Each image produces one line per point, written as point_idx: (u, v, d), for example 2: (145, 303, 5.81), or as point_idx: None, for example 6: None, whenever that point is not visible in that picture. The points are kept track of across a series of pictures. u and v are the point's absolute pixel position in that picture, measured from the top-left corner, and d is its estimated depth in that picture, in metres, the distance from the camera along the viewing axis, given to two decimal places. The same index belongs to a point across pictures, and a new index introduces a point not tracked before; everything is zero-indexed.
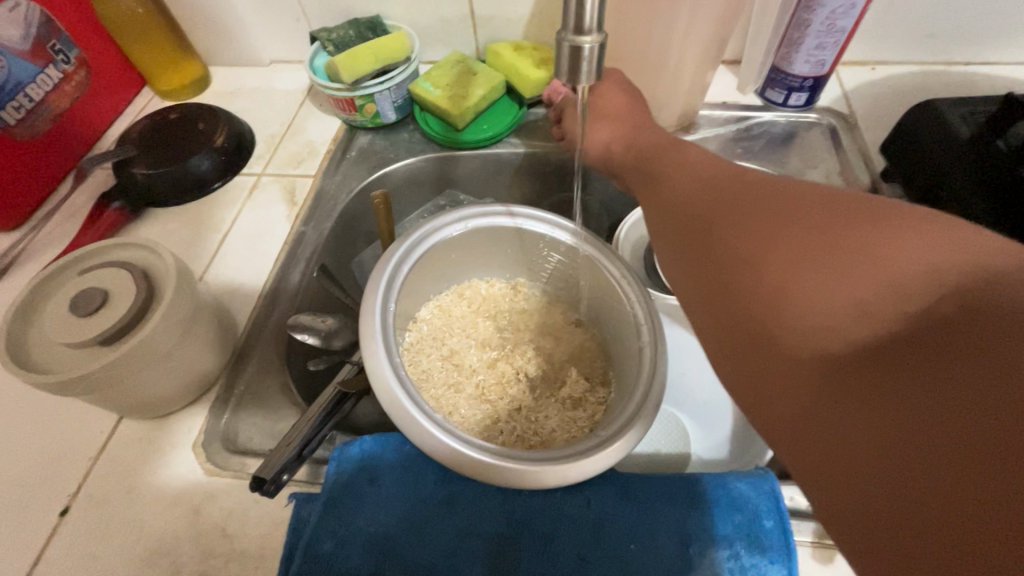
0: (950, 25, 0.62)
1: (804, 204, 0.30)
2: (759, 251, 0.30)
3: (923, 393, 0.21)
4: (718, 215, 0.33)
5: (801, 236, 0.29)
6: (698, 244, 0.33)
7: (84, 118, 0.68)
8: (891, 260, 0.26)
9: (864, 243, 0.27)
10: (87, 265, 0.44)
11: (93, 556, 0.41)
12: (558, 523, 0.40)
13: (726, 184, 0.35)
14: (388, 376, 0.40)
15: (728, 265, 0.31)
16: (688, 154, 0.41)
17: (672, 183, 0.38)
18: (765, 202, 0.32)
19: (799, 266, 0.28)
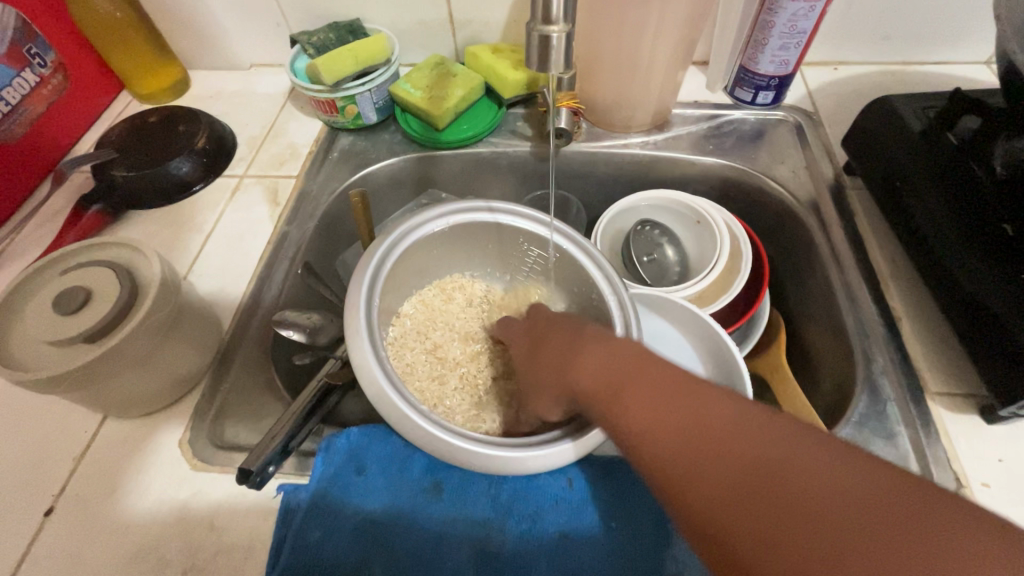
0: (906, 26, 0.66)
1: (806, 446, 0.26)
2: (787, 522, 0.24)
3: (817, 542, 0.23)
4: (716, 470, 0.27)
5: (834, 499, 0.24)
6: (705, 507, 0.27)
7: (62, 122, 0.68)
8: (932, 524, 0.22)
9: (898, 504, 0.23)
10: (68, 265, 0.45)
11: (79, 555, 0.40)
12: (542, 506, 0.41)
13: (700, 418, 0.30)
14: (374, 370, 0.41)
15: (754, 536, 0.25)
16: (597, 354, 0.37)
17: (631, 409, 0.33)
18: (763, 455, 0.26)
19: (845, 544, 0.22)
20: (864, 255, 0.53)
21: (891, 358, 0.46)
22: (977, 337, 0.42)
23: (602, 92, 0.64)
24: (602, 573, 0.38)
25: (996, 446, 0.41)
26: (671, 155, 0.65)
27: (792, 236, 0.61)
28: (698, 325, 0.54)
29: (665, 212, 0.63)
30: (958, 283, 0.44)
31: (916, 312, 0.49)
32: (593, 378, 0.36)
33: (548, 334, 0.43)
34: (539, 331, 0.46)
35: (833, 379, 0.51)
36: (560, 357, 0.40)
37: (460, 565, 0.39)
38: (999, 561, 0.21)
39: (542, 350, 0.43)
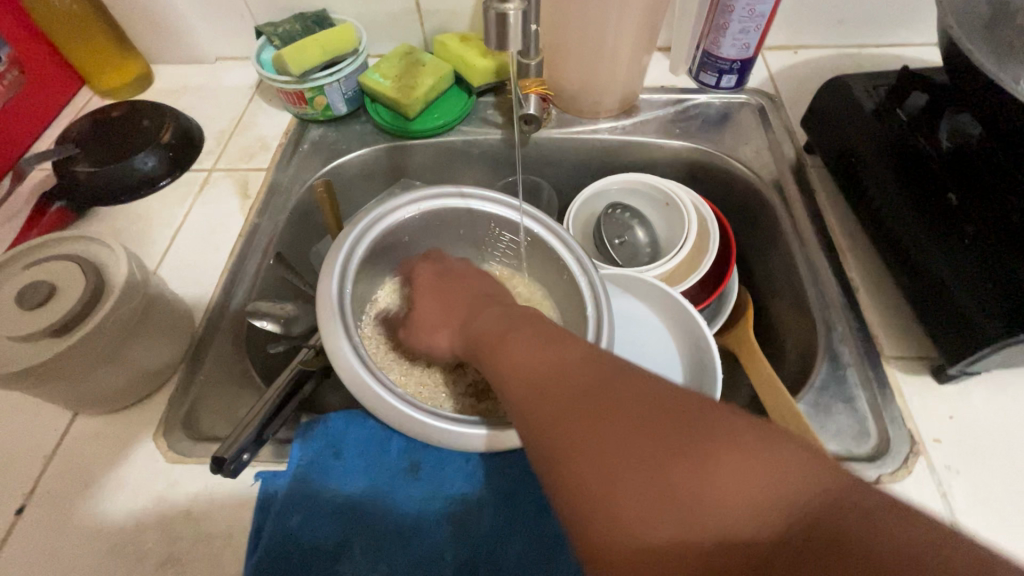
0: (861, 10, 0.68)
1: (636, 384, 0.28)
2: (590, 422, 0.27)
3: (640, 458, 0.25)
4: (550, 389, 0.30)
5: (636, 404, 0.27)
6: (535, 420, 0.30)
7: (19, 119, 0.67)
8: (695, 415, 0.26)
9: (676, 404, 0.27)
10: (29, 260, 0.44)
11: (53, 551, 0.40)
12: (518, 480, 0.42)
13: (552, 357, 0.32)
14: (348, 355, 0.42)
15: (566, 446, 0.27)
16: (488, 313, 0.42)
17: (500, 352, 0.36)
18: (588, 377, 0.30)
19: (645, 438, 0.26)
20: (825, 230, 0.55)
21: (850, 326, 0.49)
22: (926, 301, 0.44)
23: (570, 78, 0.65)
24: (575, 541, 0.40)
25: (948, 405, 0.43)
26: (639, 140, 0.66)
27: (757, 214, 0.62)
28: (670, 302, 0.55)
29: (636, 194, 0.65)
30: (907, 251, 0.46)
31: (872, 282, 0.51)
32: (498, 336, 0.38)
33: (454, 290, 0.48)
34: (444, 289, 0.50)
35: (798, 350, 0.53)
36: (462, 320, 0.44)
37: (440, 540, 0.39)
38: (753, 444, 0.25)
39: (452, 300, 0.48)
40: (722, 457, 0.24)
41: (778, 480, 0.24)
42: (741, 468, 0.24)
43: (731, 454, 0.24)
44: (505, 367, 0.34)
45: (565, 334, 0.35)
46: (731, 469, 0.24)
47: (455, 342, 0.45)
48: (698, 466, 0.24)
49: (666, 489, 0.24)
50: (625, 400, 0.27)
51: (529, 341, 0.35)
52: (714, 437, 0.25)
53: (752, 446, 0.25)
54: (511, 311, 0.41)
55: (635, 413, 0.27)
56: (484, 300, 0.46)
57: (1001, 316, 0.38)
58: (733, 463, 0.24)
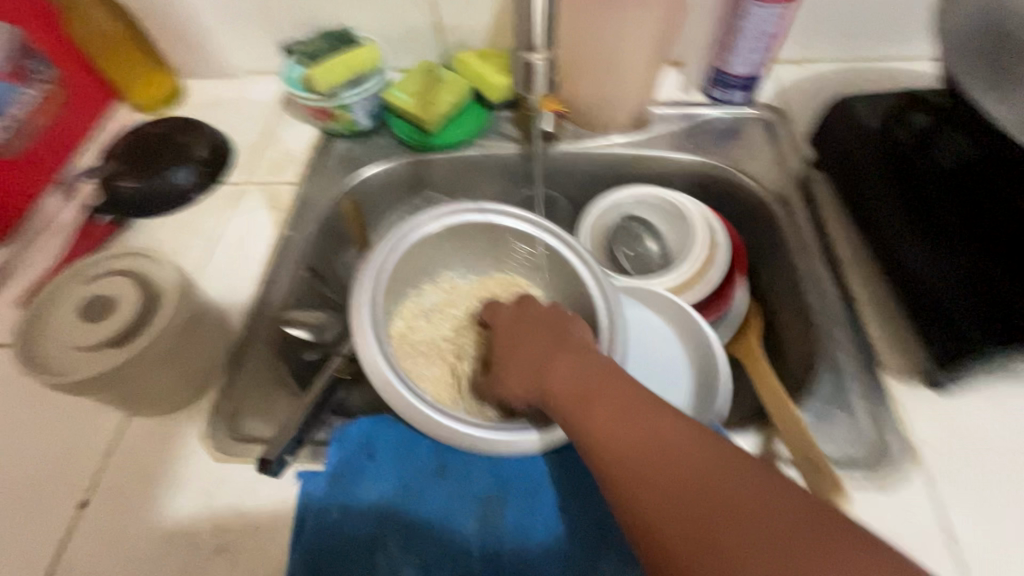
0: (869, 25, 0.70)
1: (743, 479, 0.30)
2: (711, 526, 0.29)
3: (754, 565, 0.27)
4: (661, 472, 0.32)
5: (746, 504, 0.29)
6: (647, 511, 0.32)
7: (64, 135, 0.71)
8: (822, 529, 0.27)
9: (798, 515, 0.28)
10: (89, 275, 0.48)
11: (115, 541, 0.44)
12: (538, 480, 0.46)
13: (647, 433, 0.35)
14: (379, 362, 0.45)
15: (678, 538, 0.30)
16: (572, 361, 0.43)
17: (592, 418, 0.37)
18: (697, 470, 0.31)
19: (758, 544, 0.28)
20: (829, 244, 0.58)
21: (852, 338, 0.51)
22: (923, 315, 0.47)
23: (584, 94, 0.67)
24: (593, 538, 0.43)
25: (942, 413, 0.46)
26: (650, 154, 0.69)
27: (764, 227, 0.65)
28: (678, 311, 0.58)
29: (648, 206, 0.67)
30: (906, 267, 0.49)
31: (875, 295, 0.54)
32: (588, 395, 0.39)
33: (535, 328, 0.48)
34: (522, 327, 0.49)
35: (801, 359, 0.56)
36: (539, 363, 0.45)
37: (467, 535, 0.43)
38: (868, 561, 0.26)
39: (525, 345, 0.48)
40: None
41: None
42: None
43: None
44: (598, 435, 0.36)
45: (660, 403, 0.36)
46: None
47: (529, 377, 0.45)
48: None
49: None
50: (733, 498, 0.30)
51: (622, 409, 0.37)
52: (828, 550, 0.27)
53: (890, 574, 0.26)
54: (593, 364, 0.42)
55: (745, 516, 0.29)
56: (564, 340, 0.46)
57: (988, 332, 0.42)
58: None
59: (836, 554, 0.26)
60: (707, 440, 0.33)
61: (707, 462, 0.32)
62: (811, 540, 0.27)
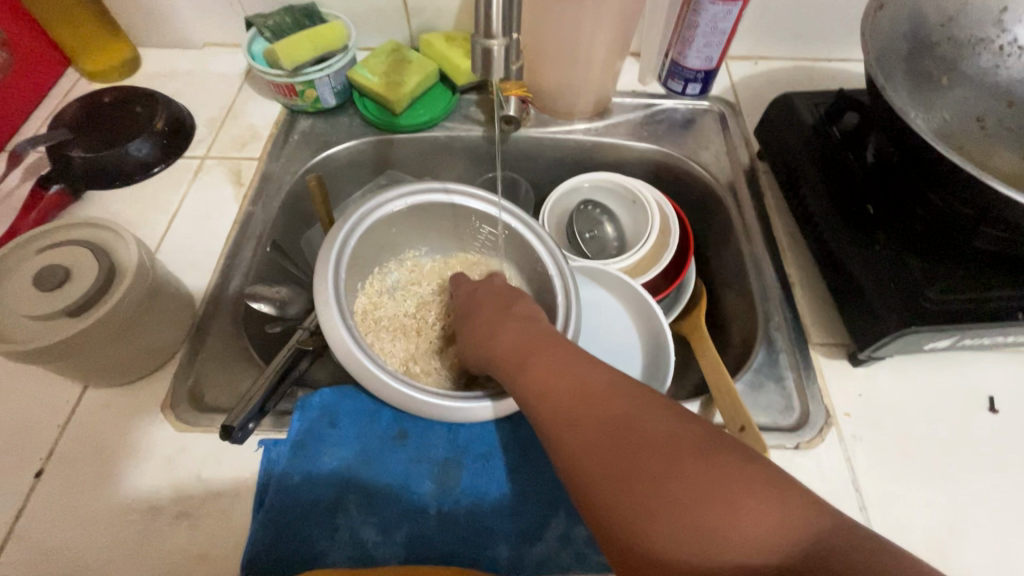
0: (814, 27, 0.75)
1: (655, 414, 0.35)
2: (625, 451, 0.33)
3: (659, 478, 0.31)
4: (587, 412, 0.37)
5: (656, 432, 0.34)
6: (572, 446, 0.36)
7: (8, 101, 0.68)
8: (714, 449, 0.32)
9: (695, 438, 0.33)
10: (42, 245, 0.47)
11: (73, 509, 0.44)
12: (494, 445, 0.48)
13: (580, 381, 0.39)
14: (341, 333, 0.47)
15: (598, 463, 0.34)
16: (516, 328, 0.47)
17: (533, 373, 0.42)
18: (617, 409, 0.36)
19: (664, 463, 0.32)
20: (770, 230, 0.62)
21: (785, 316, 0.56)
22: (844, 295, 0.52)
23: (547, 80, 0.69)
24: (543, 498, 0.46)
25: (858, 384, 0.51)
26: (610, 141, 0.72)
27: (713, 214, 0.69)
28: (629, 291, 0.61)
29: (606, 192, 0.70)
30: (831, 253, 0.53)
31: (806, 278, 0.59)
32: (530, 354, 0.44)
33: (487, 300, 0.52)
34: (476, 302, 0.54)
35: (741, 336, 0.60)
36: (487, 332, 0.49)
37: (425, 496, 0.45)
38: (753, 473, 0.31)
39: (477, 317, 0.52)
40: (738, 487, 0.30)
41: (777, 505, 0.29)
42: (754, 501, 0.29)
43: (750, 487, 0.30)
44: (536, 387, 0.41)
45: (593, 359, 0.41)
46: (746, 499, 0.30)
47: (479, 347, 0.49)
48: (719, 493, 0.30)
49: (681, 513, 0.30)
50: (646, 429, 0.34)
51: (558, 364, 0.41)
52: (722, 466, 0.31)
53: (765, 479, 0.30)
54: (536, 330, 0.46)
55: (654, 440, 0.33)
56: (513, 309, 0.50)
57: (899, 312, 0.46)
58: (752, 496, 0.30)
59: (728, 469, 0.31)
60: (628, 386, 0.38)
61: (628, 402, 0.36)
62: (707, 458, 0.32)
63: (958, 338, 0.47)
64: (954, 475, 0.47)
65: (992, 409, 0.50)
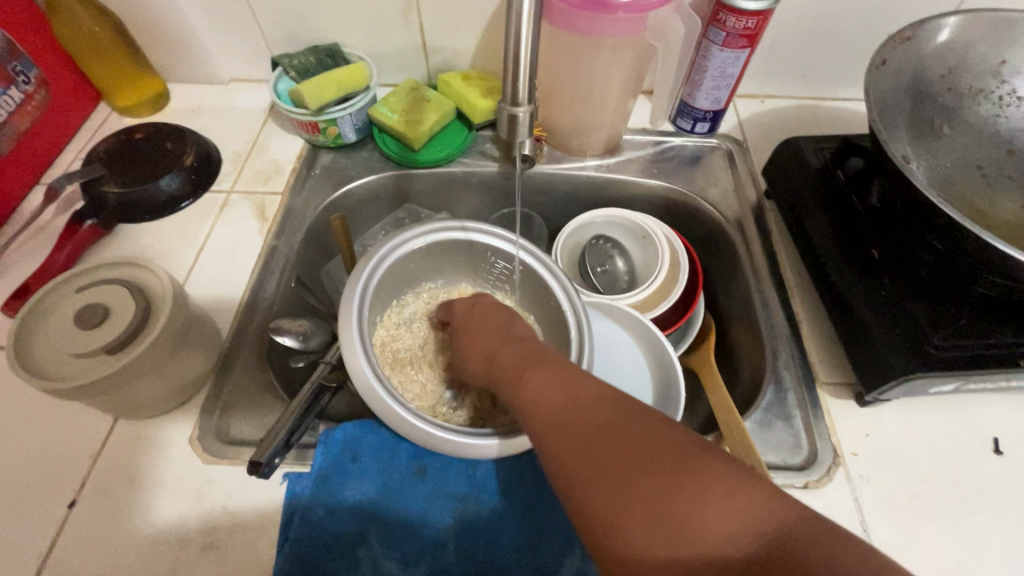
0: (818, 68, 0.77)
1: (638, 418, 0.34)
2: (603, 452, 0.33)
3: (637, 481, 0.31)
4: (571, 419, 0.37)
5: (637, 434, 0.33)
6: (554, 448, 0.36)
7: (44, 137, 0.71)
8: (690, 449, 0.32)
9: (672, 437, 0.33)
10: (80, 284, 0.49)
11: (104, 540, 0.46)
12: (510, 481, 0.50)
13: (567, 391, 0.39)
14: (365, 372, 0.48)
15: (580, 468, 0.34)
16: (513, 346, 0.48)
17: (524, 385, 0.42)
18: (599, 410, 0.36)
19: (644, 466, 0.32)
20: (778, 268, 0.64)
21: (793, 355, 0.57)
22: (850, 336, 0.53)
23: (561, 119, 0.72)
24: (558, 534, 0.47)
25: (865, 424, 0.52)
26: (621, 178, 0.74)
27: (722, 249, 0.71)
28: (640, 327, 0.63)
29: (617, 228, 0.73)
30: (839, 294, 0.55)
31: (813, 316, 0.60)
32: (523, 368, 0.44)
33: (483, 322, 0.54)
34: (473, 319, 0.56)
35: (750, 372, 0.62)
36: (487, 351, 0.51)
37: (443, 532, 0.47)
38: (730, 474, 0.30)
39: (475, 336, 0.54)
40: (714, 488, 0.30)
41: (751, 502, 0.29)
42: (728, 500, 0.29)
43: (724, 486, 0.30)
44: (526, 398, 0.41)
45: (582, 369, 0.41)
46: (718, 497, 0.29)
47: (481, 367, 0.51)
48: (694, 491, 0.30)
49: (659, 513, 0.30)
50: (627, 432, 0.34)
51: (548, 376, 0.41)
52: (698, 467, 0.31)
53: (739, 478, 0.30)
54: (531, 347, 0.47)
55: (633, 443, 0.33)
56: (510, 330, 0.51)
57: (902, 356, 0.47)
58: (727, 496, 0.29)
59: (705, 471, 0.30)
60: (614, 393, 0.37)
61: (611, 409, 0.36)
62: (686, 460, 0.31)
63: (963, 382, 0.48)
64: (961, 516, 0.48)
65: (997, 451, 0.51)
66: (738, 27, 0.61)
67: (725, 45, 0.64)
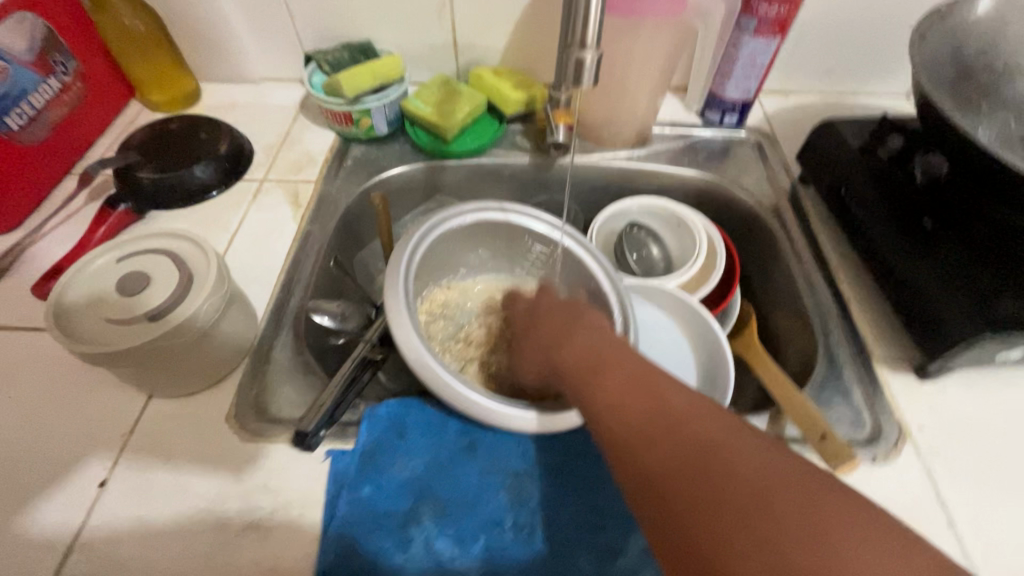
0: (843, 63, 0.79)
1: (754, 443, 0.32)
2: (707, 482, 0.31)
3: (760, 530, 0.28)
4: (664, 441, 0.34)
5: (759, 467, 0.30)
6: (651, 469, 0.33)
7: (79, 129, 0.71)
8: (820, 489, 0.29)
9: (800, 476, 0.30)
10: (120, 253, 0.48)
11: (137, 520, 0.43)
12: (564, 456, 0.47)
13: (657, 401, 0.36)
14: (416, 345, 0.47)
15: (681, 492, 0.31)
16: (583, 345, 0.46)
17: (600, 390, 0.40)
18: (706, 434, 0.33)
19: (767, 505, 0.29)
20: (818, 249, 0.64)
21: (845, 332, 0.56)
22: (911, 310, 0.52)
23: (594, 110, 0.72)
24: (623, 510, 0.44)
25: (930, 397, 0.51)
26: (652, 168, 0.74)
27: (759, 236, 0.70)
28: (683, 308, 0.62)
29: (652, 215, 0.72)
30: (892, 267, 0.54)
31: (861, 294, 0.59)
32: (598, 370, 0.42)
33: (542, 323, 0.52)
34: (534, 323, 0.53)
35: (799, 354, 0.60)
36: (550, 344, 0.49)
37: (500, 509, 0.44)
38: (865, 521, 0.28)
39: (537, 330, 0.52)
40: (859, 547, 0.27)
41: (891, 557, 0.26)
42: (864, 554, 0.26)
43: (870, 545, 0.27)
44: (602, 405, 0.39)
45: (675, 380, 0.38)
46: (862, 551, 0.26)
47: (545, 361, 0.49)
48: (823, 543, 0.27)
49: (787, 561, 0.27)
50: (748, 461, 0.31)
51: (632, 383, 0.39)
52: (847, 522, 0.28)
53: (884, 530, 0.27)
54: (604, 352, 0.44)
55: (754, 481, 0.30)
56: (575, 327, 0.49)
57: (970, 321, 0.46)
58: (868, 551, 0.26)
59: (854, 527, 0.27)
60: (721, 412, 0.34)
61: (723, 431, 0.33)
62: (827, 507, 0.28)
63: None
64: None
65: None
66: (770, 14, 0.63)
67: (756, 33, 0.65)
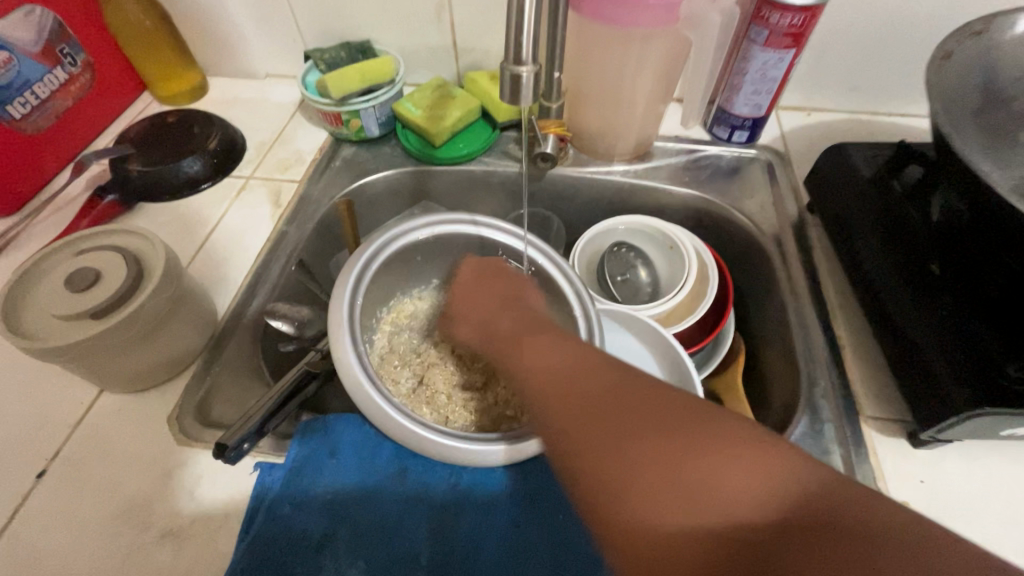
0: (873, 80, 0.72)
1: (647, 381, 0.30)
2: (598, 422, 0.29)
3: (647, 462, 0.27)
4: (561, 389, 0.32)
5: (650, 402, 0.29)
6: (548, 413, 0.31)
7: (84, 118, 0.73)
8: (707, 414, 0.28)
9: (687, 405, 0.28)
10: (79, 248, 0.49)
11: (65, 514, 0.44)
12: (495, 494, 0.45)
13: (564, 355, 0.34)
14: (352, 362, 0.45)
15: (577, 434, 0.29)
16: (509, 315, 0.42)
17: (518, 352, 0.37)
18: (603, 380, 0.31)
19: (655, 437, 0.27)
20: (818, 286, 0.58)
21: (833, 383, 0.50)
22: (902, 361, 0.46)
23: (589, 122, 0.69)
24: (546, 558, 0.42)
25: (917, 468, 0.45)
26: (648, 184, 0.70)
27: (756, 266, 0.65)
28: (658, 340, 0.57)
29: (642, 236, 0.68)
30: (888, 312, 0.48)
31: (858, 341, 0.53)
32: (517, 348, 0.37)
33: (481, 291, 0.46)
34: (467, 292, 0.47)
35: (782, 401, 0.54)
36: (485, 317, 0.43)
37: (416, 544, 0.42)
38: (747, 439, 0.26)
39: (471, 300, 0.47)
40: (738, 467, 0.25)
41: (771, 469, 0.25)
42: (745, 472, 0.25)
43: (752, 454, 0.26)
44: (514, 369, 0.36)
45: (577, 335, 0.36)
46: (744, 475, 0.25)
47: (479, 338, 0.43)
48: (700, 464, 0.26)
49: (672, 487, 0.25)
50: (635, 398, 0.29)
51: (540, 343, 0.36)
52: (730, 443, 0.26)
53: (765, 449, 0.26)
54: (530, 316, 0.42)
55: (645, 417, 0.28)
56: (507, 298, 0.45)
57: (964, 384, 0.41)
58: (748, 467, 0.25)
59: (739, 446, 0.26)
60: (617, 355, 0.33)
61: (618, 375, 0.31)
62: (712, 433, 0.27)
63: None
64: None
65: None
66: (783, 25, 0.57)
67: (767, 44, 0.59)
